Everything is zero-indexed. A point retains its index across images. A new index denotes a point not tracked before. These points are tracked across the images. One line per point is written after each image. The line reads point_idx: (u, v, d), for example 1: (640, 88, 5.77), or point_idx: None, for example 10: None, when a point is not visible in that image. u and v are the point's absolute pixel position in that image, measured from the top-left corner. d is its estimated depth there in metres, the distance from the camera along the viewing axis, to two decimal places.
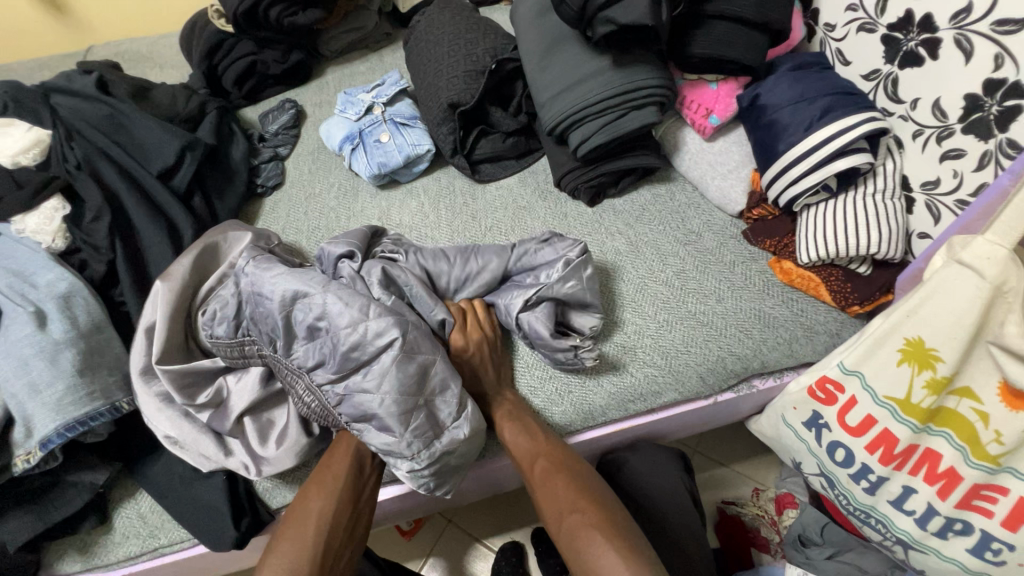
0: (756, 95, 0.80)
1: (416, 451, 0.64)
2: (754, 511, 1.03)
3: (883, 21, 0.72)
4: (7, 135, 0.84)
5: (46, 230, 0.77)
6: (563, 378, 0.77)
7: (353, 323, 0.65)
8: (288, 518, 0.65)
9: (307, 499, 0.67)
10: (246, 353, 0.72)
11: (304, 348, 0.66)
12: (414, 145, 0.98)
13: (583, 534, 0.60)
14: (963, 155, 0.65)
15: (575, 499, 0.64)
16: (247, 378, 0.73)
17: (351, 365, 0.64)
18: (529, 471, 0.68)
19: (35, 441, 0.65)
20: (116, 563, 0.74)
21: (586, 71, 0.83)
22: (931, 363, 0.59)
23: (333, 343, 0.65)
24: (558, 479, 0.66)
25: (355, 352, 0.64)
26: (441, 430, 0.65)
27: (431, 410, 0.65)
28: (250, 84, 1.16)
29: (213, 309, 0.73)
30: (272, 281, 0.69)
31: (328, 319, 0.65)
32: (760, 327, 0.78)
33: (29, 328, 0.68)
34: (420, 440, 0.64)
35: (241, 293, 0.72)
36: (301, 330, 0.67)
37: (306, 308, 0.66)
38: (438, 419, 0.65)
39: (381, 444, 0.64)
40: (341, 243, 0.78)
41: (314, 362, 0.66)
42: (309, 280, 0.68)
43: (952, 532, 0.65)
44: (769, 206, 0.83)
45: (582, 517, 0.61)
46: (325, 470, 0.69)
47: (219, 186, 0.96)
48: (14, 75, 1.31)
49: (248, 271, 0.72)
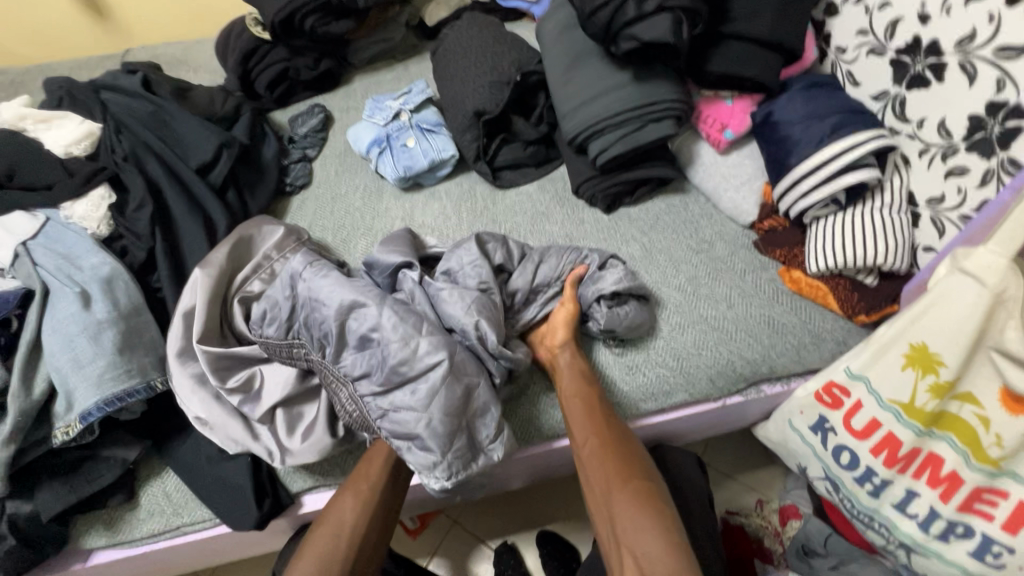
0: (770, 111, 0.84)
1: (453, 467, 0.66)
2: (758, 522, 1.05)
3: (892, 45, 0.76)
4: (60, 127, 0.89)
5: (92, 217, 0.81)
6: (607, 365, 0.80)
7: (404, 339, 0.68)
8: (322, 523, 0.69)
9: (343, 506, 0.69)
10: (293, 354, 0.75)
11: (353, 357, 0.69)
12: (439, 151, 1.02)
13: (641, 506, 0.63)
14: (967, 173, 0.69)
15: (643, 475, 0.66)
16: (282, 373, 0.76)
17: (397, 379, 0.67)
18: (597, 426, 0.70)
19: (76, 413, 0.68)
20: (139, 541, 0.76)
21: (607, 85, 0.87)
22: (934, 368, 0.62)
23: (382, 355, 0.68)
24: (628, 453, 0.69)
25: (403, 367, 0.67)
26: (477, 451, 0.68)
27: (472, 433, 0.68)
28: (282, 88, 1.22)
29: (262, 309, 0.77)
30: (338, 288, 0.72)
31: (381, 330, 0.68)
32: (770, 333, 0.80)
33: (74, 306, 0.71)
34: (460, 462, 0.66)
35: (295, 295, 0.75)
36: (353, 339, 0.70)
37: (362, 318, 0.70)
38: (476, 440, 0.68)
39: (420, 462, 0.66)
40: (396, 253, 0.80)
41: (360, 372, 0.68)
42: (363, 292, 0.71)
43: (954, 536, 0.66)
44: (779, 217, 0.87)
45: (643, 485, 0.65)
46: (360, 481, 0.71)
47: (251, 183, 1.01)
48: (55, 73, 1.37)
49: (305, 276, 0.75)
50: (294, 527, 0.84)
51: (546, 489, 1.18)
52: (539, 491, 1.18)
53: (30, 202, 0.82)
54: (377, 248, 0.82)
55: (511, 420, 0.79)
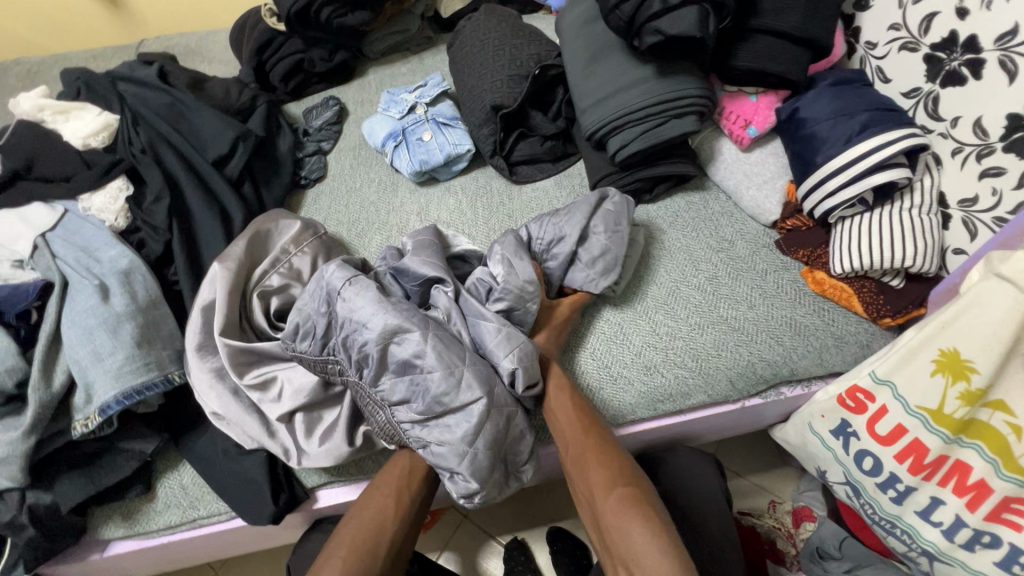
0: (796, 108, 0.82)
1: (491, 495, 0.68)
2: (771, 523, 1.04)
3: (926, 40, 0.74)
4: (78, 118, 0.89)
5: (111, 209, 0.81)
6: (614, 367, 0.79)
7: (448, 370, 0.66)
8: (348, 522, 0.69)
9: (370, 505, 0.69)
10: (327, 370, 0.72)
11: (392, 382, 0.67)
12: (455, 145, 1.01)
13: (629, 515, 0.61)
14: (1003, 173, 0.67)
15: (630, 481, 0.65)
16: (303, 381, 0.74)
17: (439, 410, 0.66)
18: (581, 436, 0.69)
19: (95, 406, 0.68)
20: (156, 532, 0.76)
21: (629, 80, 0.85)
22: (966, 375, 0.61)
23: (425, 385, 0.66)
24: (614, 459, 0.67)
25: (446, 399, 0.65)
26: (511, 473, 0.70)
27: (507, 458, 0.69)
28: (297, 80, 1.21)
29: (296, 323, 0.74)
30: (380, 306, 0.68)
31: (424, 358, 0.66)
32: (792, 335, 0.79)
33: (93, 299, 0.71)
34: (497, 488, 0.68)
35: (333, 313, 0.71)
36: (393, 365, 0.67)
37: (404, 344, 0.67)
38: (511, 466, 0.70)
39: (461, 491, 0.66)
40: (430, 266, 0.78)
41: (399, 398, 0.67)
42: (407, 315, 0.68)
43: (980, 545, 0.65)
44: (804, 217, 0.85)
45: (633, 494, 0.63)
46: (401, 487, 0.71)
47: (267, 176, 1.00)
48: (70, 63, 1.37)
49: (343, 295, 0.70)
50: (308, 522, 0.84)
51: (557, 487, 1.18)
52: (550, 489, 1.18)
53: (49, 194, 0.82)
54: (410, 255, 0.80)
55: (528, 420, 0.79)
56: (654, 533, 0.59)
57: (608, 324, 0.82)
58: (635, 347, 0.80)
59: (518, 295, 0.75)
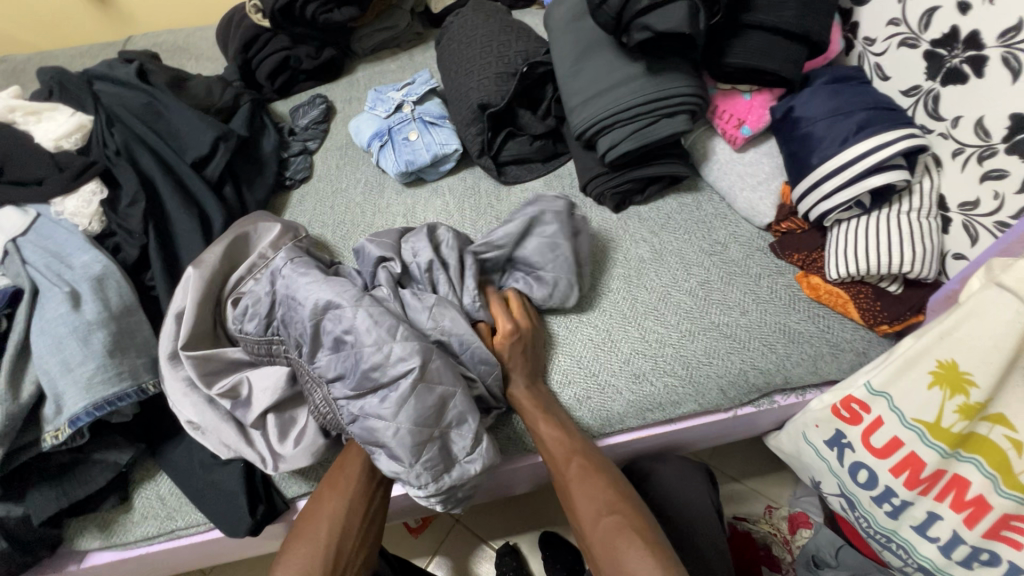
0: (791, 107, 0.79)
1: (422, 480, 0.63)
2: (767, 529, 1.02)
3: (926, 36, 0.71)
4: (52, 119, 0.87)
5: (84, 213, 0.79)
6: (600, 376, 0.77)
7: (378, 342, 0.64)
8: (300, 521, 0.67)
9: (319, 502, 0.67)
10: (272, 353, 0.73)
11: (328, 359, 0.66)
12: (442, 145, 0.98)
13: (616, 535, 0.60)
14: (1005, 176, 0.64)
15: (612, 500, 0.64)
16: (269, 379, 0.72)
17: (369, 385, 0.63)
18: (562, 464, 0.66)
19: (64, 418, 0.66)
20: (133, 544, 0.74)
21: (618, 78, 0.83)
22: (964, 388, 0.58)
23: (356, 359, 0.64)
24: (595, 479, 0.65)
25: (375, 372, 0.63)
26: (452, 463, 0.64)
27: (445, 443, 0.64)
28: (283, 78, 1.18)
29: (245, 305, 0.75)
30: (320, 287, 0.69)
31: (355, 333, 0.65)
32: (786, 342, 0.76)
33: (63, 307, 0.69)
34: (430, 472, 0.63)
35: (275, 293, 0.73)
36: (327, 340, 0.66)
37: (337, 319, 0.66)
38: (451, 454, 0.65)
39: (388, 469, 0.63)
40: (382, 245, 0.78)
41: (335, 375, 0.65)
42: (340, 292, 0.68)
43: (978, 563, 0.63)
44: (798, 219, 0.81)
45: (620, 519, 0.62)
46: (335, 478, 0.69)
47: (250, 177, 0.98)
48: (56, 60, 1.35)
49: (284, 273, 0.73)
50: (290, 532, 0.82)
51: (550, 491, 1.16)
52: (543, 493, 1.16)
53: (21, 198, 0.80)
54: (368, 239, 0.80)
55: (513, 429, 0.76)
56: (642, 551, 0.58)
57: (592, 335, 0.79)
58: (614, 367, 0.77)
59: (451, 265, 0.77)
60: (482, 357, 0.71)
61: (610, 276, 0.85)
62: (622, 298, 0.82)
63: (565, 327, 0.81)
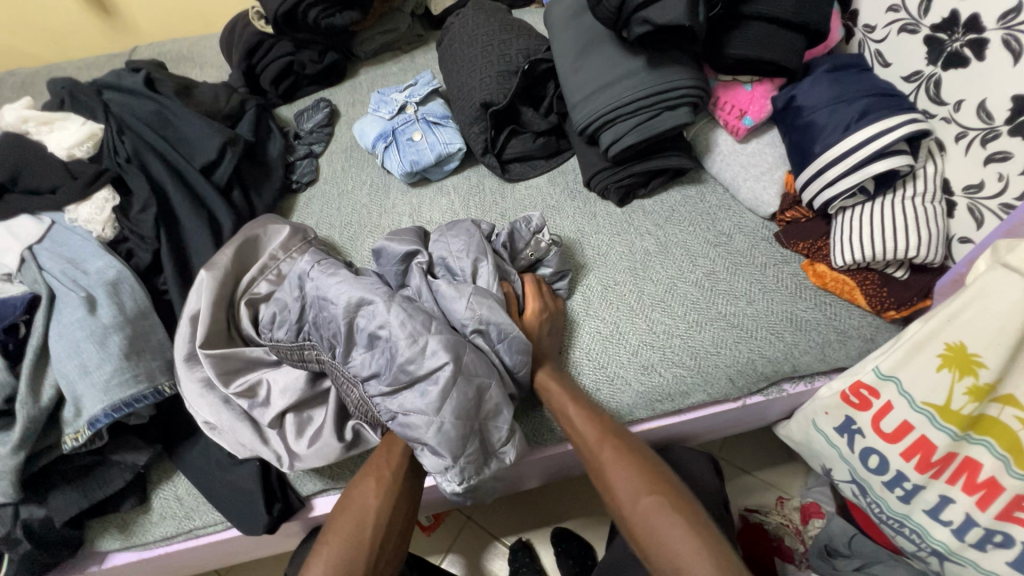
0: (792, 96, 0.79)
1: (465, 473, 0.63)
2: (779, 519, 1.00)
3: (926, 22, 0.71)
4: (64, 129, 0.89)
5: (97, 220, 0.80)
6: (609, 366, 0.77)
7: (412, 336, 0.65)
8: (339, 514, 0.67)
9: (363, 495, 0.68)
10: (304, 357, 0.74)
11: (362, 357, 0.66)
12: (446, 144, 0.99)
13: (657, 516, 0.61)
14: (1009, 158, 0.64)
15: (650, 480, 0.64)
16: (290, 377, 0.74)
17: (405, 379, 0.64)
18: (596, 449, 0.66)
19: (84, 420, 0.67)
20: (153, 544, 0.76)
21: (620, 72, 0.83)
22: (973, 369, 0.59)
23: (390, 354, 0.65)
24: (630, 461, 0.65)
25: (411, 366, 0.64)
26: (490, 455, 0.66)
27: (484, 436, 0.65)
28: (287, 83, 1.20)
29: (272, 313, 0.77)
30: (367, 287, 0.70)
31: (389, 328, 0.65)
32: (793, 330, 0.77)
33: (80, 312, 0.71)
34: (473, 466, 0.64)
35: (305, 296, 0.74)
36: (361, 338, 0.67)
37: (370, 315, 0.67)
38: (489, 446, 0.66)
39: (434, 466, 0.63)
40: (404, 241, 0.79)
41: (369, 372, 0.65)
42: (372, 289, 0.69)
43: (992, 545, 0.62)
44: (803, 208, 0.82)
45: (660, 500, 0.62)
46: (380, 469, 0.69)
47: (258, 181, 0.99)
48: (63, 73, 1.37)
49: (312, 276, 0.74)
50: (306, 530, 0.83)
51: (561, 487, 1.16)
52: (554, 489, 1.16)
53: (35, 207, 0.81)
54: (386, 238, 0.80)
55: (524, 420, 0.77)
56: (685, 528, 0.59)
57: (600, 326, 0.80)
58: (622, 358, 0.77)
59: (478, 250, 0.77)
60: (517, 347, 0.70)
61: (615, 268, 0.86)
62: (629, 288, 0.83)
63: (574, 319, 0.82)
